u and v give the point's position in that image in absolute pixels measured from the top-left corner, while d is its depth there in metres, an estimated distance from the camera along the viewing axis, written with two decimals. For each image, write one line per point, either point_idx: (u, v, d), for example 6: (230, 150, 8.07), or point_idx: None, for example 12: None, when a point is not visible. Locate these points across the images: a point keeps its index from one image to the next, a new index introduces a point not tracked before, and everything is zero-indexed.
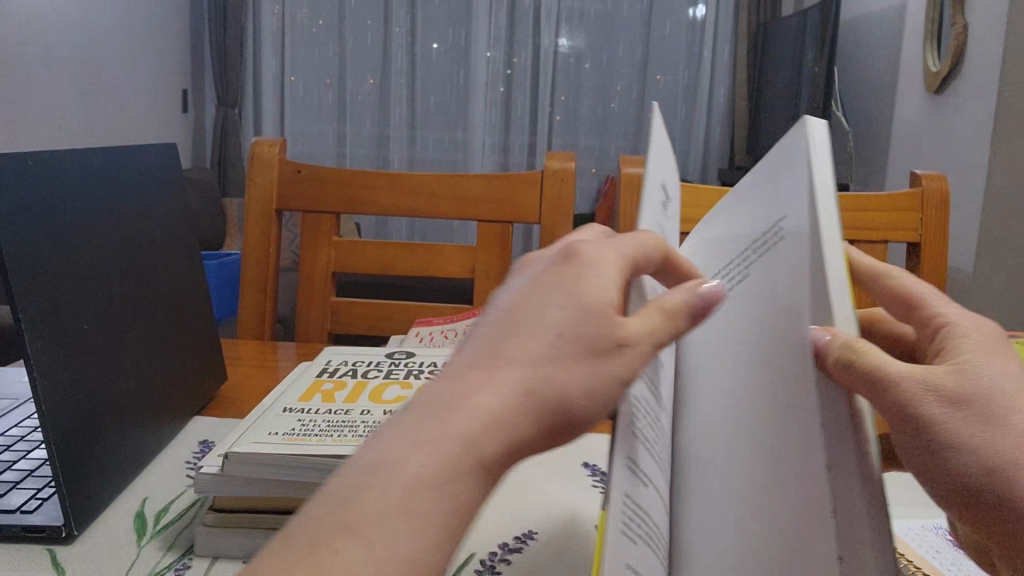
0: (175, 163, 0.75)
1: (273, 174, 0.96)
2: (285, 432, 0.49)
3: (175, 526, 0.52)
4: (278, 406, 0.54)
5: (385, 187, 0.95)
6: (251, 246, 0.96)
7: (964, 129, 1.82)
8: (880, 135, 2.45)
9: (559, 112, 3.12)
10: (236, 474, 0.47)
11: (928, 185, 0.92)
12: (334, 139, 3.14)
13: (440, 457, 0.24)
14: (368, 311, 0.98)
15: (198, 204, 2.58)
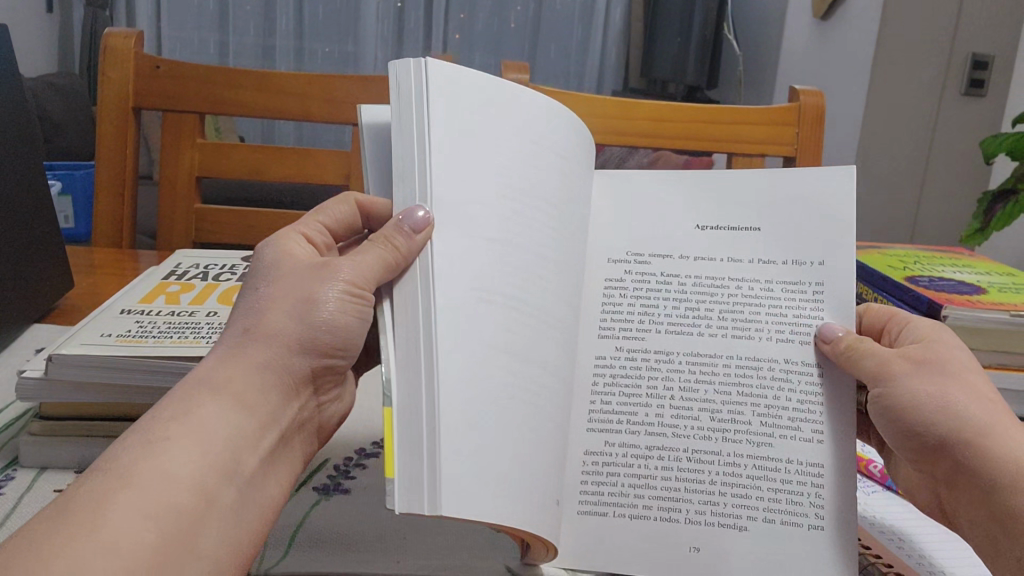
0: (6, 54, 0.67)
1: (129, 69, 0.88)
2: (118, 333, 0.46)
3: (2, 436, 0.48)
4: (116, 308, 0.51)
5: (252, 87, 0.90)
6: (107, 147, 0.89)
7: (848, 51, 1.85)
8: (770, 59, 2.47)
9: (455, 30, 3.03)
10: (61, 378, 0.43)
11: (805, 100, 0.93)
12: (216, 48, 2.97)
13: (196, 422, 0.34)
14: (236, 218, 0.93)
15: (66, 112, 2.42)
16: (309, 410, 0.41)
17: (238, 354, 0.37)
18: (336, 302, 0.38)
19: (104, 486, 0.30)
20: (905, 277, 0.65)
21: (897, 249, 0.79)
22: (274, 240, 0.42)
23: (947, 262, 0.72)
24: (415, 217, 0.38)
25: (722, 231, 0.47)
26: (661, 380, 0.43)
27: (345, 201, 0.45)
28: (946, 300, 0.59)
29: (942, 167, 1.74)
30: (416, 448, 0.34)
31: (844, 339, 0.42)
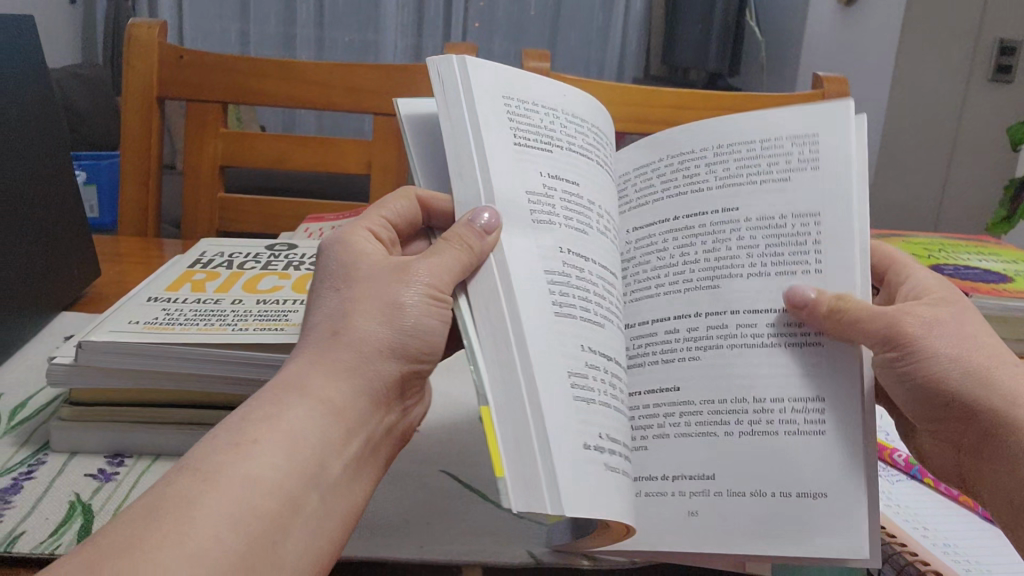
0: (35, 44, 0.68)
1: (153, 59, 0.89)
2: (146, 321, 0.47)
3: (33, 421, 0.49)
4: (143, 295, 0.52)
5: (275, 77, 0.90)
6: (131, 137, 0.90)
7: (872, 38, 1.83)
8: (792, 46, 2.45)
9: (474, 19, 3.02)
10: (89, 364, 0.44)
11: (829, 87, 0.93)
12: (237, 38, 2.98)
13: (286, 429, 0.32)
14: (259, 207, 0.94)
15: (90, 102, 2.44)
16: (397, 415, 0.39)
17: (330, 355, 0.35)
18: (420, 305, 0.37)
19: (190, 483, 0.29)
20: (930, 265, 0.64)
21: (922, 236, 0.78)
22: (339, 237, 0.41)
23: (972, 250, 0.72)
24: (484, 217, 0.39)
25: (724, 184, 0.45)
26: (667, 347, 0.43)
27: (405, 197, 0.44)
28: (972, 288, 0.58)
29: (966, 154, 1.72)
30: (523, 449, 0.34)
31: (822, 300, 0.40)
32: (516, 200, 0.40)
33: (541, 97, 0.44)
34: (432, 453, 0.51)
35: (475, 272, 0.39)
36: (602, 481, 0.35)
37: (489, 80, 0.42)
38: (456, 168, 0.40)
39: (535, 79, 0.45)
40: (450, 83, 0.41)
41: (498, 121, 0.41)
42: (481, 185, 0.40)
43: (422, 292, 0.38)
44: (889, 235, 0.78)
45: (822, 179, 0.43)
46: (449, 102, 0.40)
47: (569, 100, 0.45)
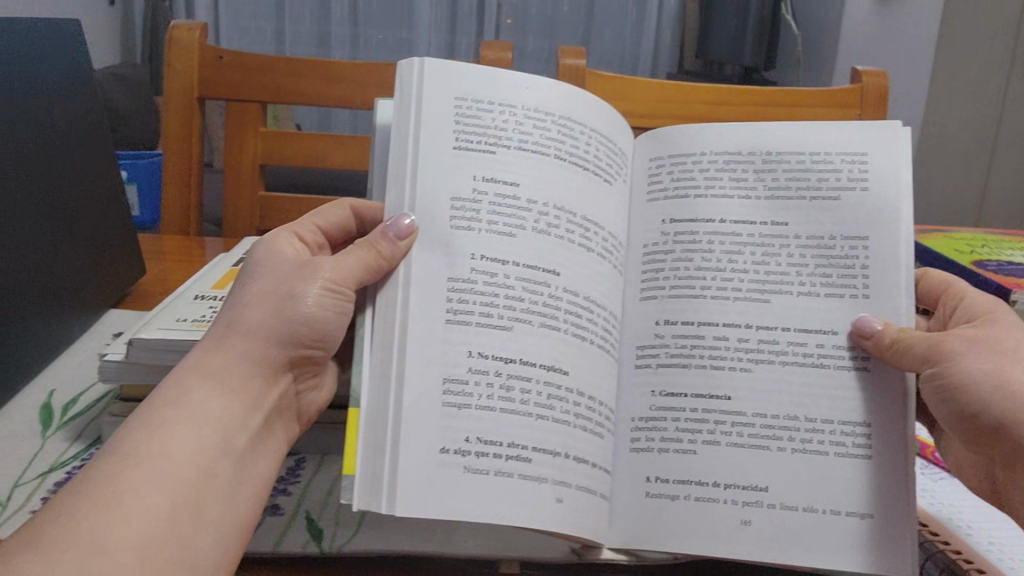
0: (82, 47, 0.70)
1: (193, 60, 0.91)
2: (194, 318, 0.48)
3: (85, 417, 0.50)
4: (190, 294, 0.53)
5: (313, 76, 0.91)
6: (173, 139, 0.92)
7: (913, 30, 1.80)
8: (830, 39, 2.42)
9: (507, 15, 3.01)
10: (140, 360, 0.45)
11: (869, 81, 0.92)
12: (273, 37, 3.01)
13: (193, 415, 0.36)
14: (298, 206, 0.95)
15: (130, 102, 2.48)
16: (294, 395, 0.43)
17: (220, 348, 0.39)
18: (318, 300, 0.41)
19: (115, 465, 0.32)
20: (973, 262, 0.63)
21: (964, 232, 0.77)
22: (266, 239, 0.44)
23: (1015, 246, 0.70)
24: (400, 225, 0.42)
25: (793, 195, 0.46)
26: (712, 350, 0.44)
27: (338, 207, 0.48)
28: (1017, 285, 0.57)
29: None
30: (376, 448, 0.39)
31: (887, 333, 0.42)
32: (434, 207, 0.43)
33: (498, 93, 0.45)
34: None
35: (385, 277, 0.43)
36: (457, 485, 0.39)
37: (442, 84, 0.44)
38: (390, 175, 0.44)
39: (509, 78, 0.45)
40: (409, 91, 0.44)
41: (434, 128, 0.43)
42: (406, 193, 0.43)
43: (320, 287, 0.41)
44: (929, 231, 0.77)
45: (865, 199, 0.45)
46: (401, 113, 0.44)
47: (531, 92, 0.46)
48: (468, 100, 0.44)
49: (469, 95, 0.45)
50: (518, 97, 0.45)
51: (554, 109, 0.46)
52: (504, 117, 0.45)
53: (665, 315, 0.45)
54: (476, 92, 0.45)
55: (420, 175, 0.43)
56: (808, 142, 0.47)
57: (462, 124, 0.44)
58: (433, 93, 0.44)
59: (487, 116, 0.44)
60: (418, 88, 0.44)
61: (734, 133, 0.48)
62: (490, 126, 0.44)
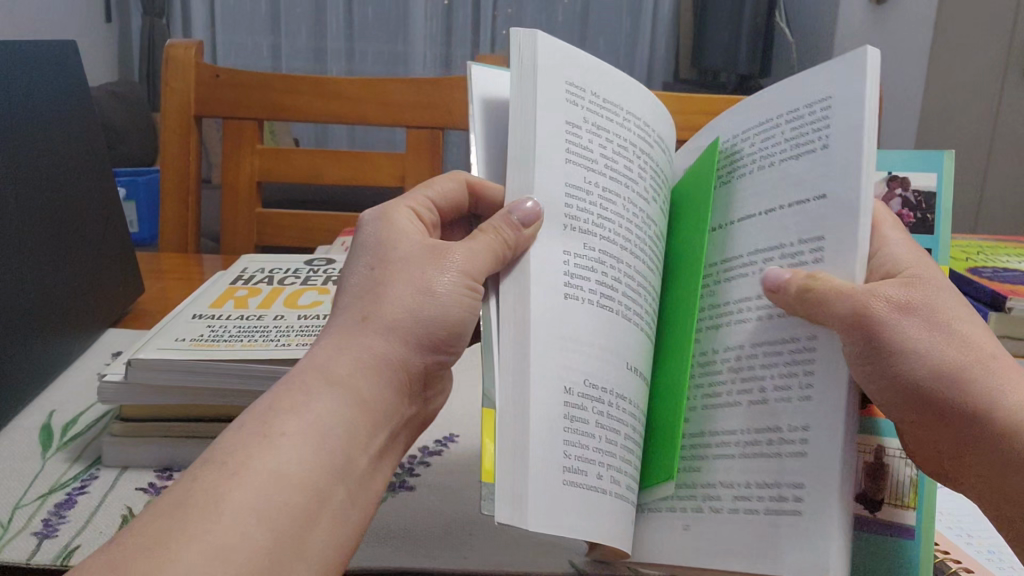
0: (77, 66, 0.70)
1: (190, 80, 0.91)
2: (192, 338, 0.48)
3: (85, 436, 0.50)
4: (189, 312, 0.54)
5: (309, 93, 0.92)
6: (171, 158, 0.92)
7: (905, 38, 1.81)
8: (823, 47, 2.43)
9: (502, 26, 3.02)
10: (139, 380, 0.46)
11: None
12: (269, 52, 3.02)
13: (315, 423, 0.33)
14: (295, 221, 0.95)
15: (127, 119, 2.48)
16: (416, 408, 0.40)
17: (355, 343, 0.36)
18: (451, 293, 0.38)
19: (218, 478, 0.30)
20: (968, 269, 0.64)
21: (960, 239, 0.77)
22: (380, 210, 0.42)
23: (1010, 252, 0.71)
24: (525, 209, 0.38)
25: (779, 158, 0.40)
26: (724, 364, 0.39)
27: (455, 178, 0.45)
28: (1013, 291, 0.57)
29: None
30: (518, 450, 0.34)
31: (794, 280, 0.36)
32: (551, 193, 0.39)
33: (608, 88, 0.42)
34: (468, 464, 0.52)
35: (509, 267, 0.39)
36: (568, 498, 0.35)
37: (564, 67, 0.40)
38: (518, 155, 0.39)
39: (614, 75, 0.43)
40: (529, 66, 0.39)
41: (552, 105, 0.39)
42: (525, 172, 0.39)
43: (457, 279, 0.38)
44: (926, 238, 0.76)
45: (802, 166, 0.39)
46: (531, 79, 0.39)
47: (636, 103, 0.44)
48: (578, 86, 0.41)
49: (579, 79, 0.41)
50: (621, 97, 0.43)
51: (649, 121, 0.45)
52: (610, 112, 0.42)
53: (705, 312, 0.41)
54: (588, 80, 0.41)
55: (537, 145, 0.38)
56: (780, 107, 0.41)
57: (573, 110, 0.40)
58: (554, 69, 0.39)
59: (592, 104, 0.41)
60: (535, 55, 0.39)
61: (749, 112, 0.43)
62: (596, 120, 0.41)
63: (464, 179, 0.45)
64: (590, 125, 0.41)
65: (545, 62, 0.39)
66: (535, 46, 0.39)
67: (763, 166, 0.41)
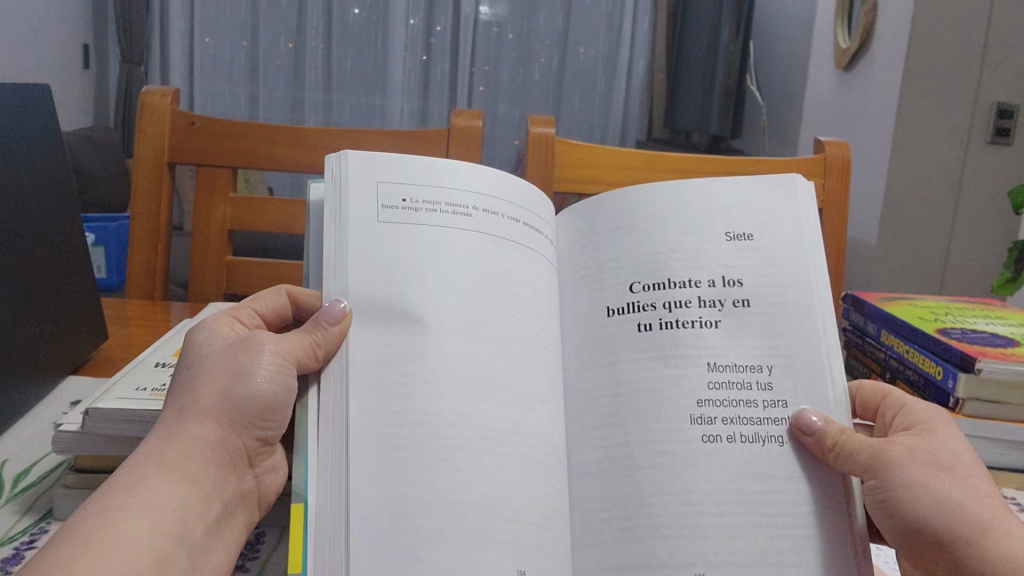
0: (51, 108, 0.69)
1: (164, 126, 0.91)
2: (153, 387, 0.47)
3: (37, 488, 0.49)
4: (152, 361, 0.53)
5: (285, 142, 0.92)
6: (141, 204, 0.91)
7: (871, 104, 1.87)
8: (792, 112, 2.50)
9: (480, 82, 3.08)
10: (95, 431, 0.44)
11: (832, 151, 0.94)
12: (246, 102, 3.02)
13: (155, 502, 0.35)
14: (267, 270, 0.94)
15: (100, 166, 2.47)
16: (252, 483, 0.43)
17: (181, 430, 0.38)
18: (272, 376, 0.41)
19: (69, 555, 0.31)
20: (938, 330, 0.64)
21: (927, 300, 0.77)
22: (203, 322, 0.44)
23: (977, 314, 0.71)
24: (332, 311, 0.41)
25: (741, 240, 0.47)
26: (746, 410, 0.42)
27: (277, 293, 0.48)
28: (981, 353, 0.57)
29: (968, 220, 1.74)
30: (335, 532, 0.37)
31: (829, 432, 0.40)
32: (368, 292, 0.43)
33: (429, 182, 0.47)
34: None
35: (325, 360, 0.42)
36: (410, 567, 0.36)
37: (370, 170, 0.46)
38: (329, 261, 0.43)
39: (435, 170, 0.47)
40: (339, 179, 0.45)
41: (363, 213, 0.44)
42: (341, 276, 0.43)
43: (277, 360, 0.41)
44: (892, 298, 0.77)
45: (772, 259, 0.46)
46: (335, 195, 0.44)
47: (472, 181, 0.48)
48: (396, 193, 0.46)
49: (395, 184, 0.46)
50: (451, 184, 0.47)
51: (495, 186, 0.48)
52: (437, 203, 0.46)
53: (712, 378, 0.43)
54: (411, 183, 0.46)
55: (348, 249, 0.43)
56: (729, 200, 0.48)
57: (391, 214, 0.45)
58: (359, 182, 0.45)
59: (416, 202, 0.46)
60: (340, 178, 0.45)
61: (696, 197, 0.48)
62: (426, 214, 0.46)
63: (282, 295, 0.48)
64: (418, 216, 0.45)
65: (354, 178, 0.45)
66: (344, 170, 0.45)
67: (734, 249, 0.46)
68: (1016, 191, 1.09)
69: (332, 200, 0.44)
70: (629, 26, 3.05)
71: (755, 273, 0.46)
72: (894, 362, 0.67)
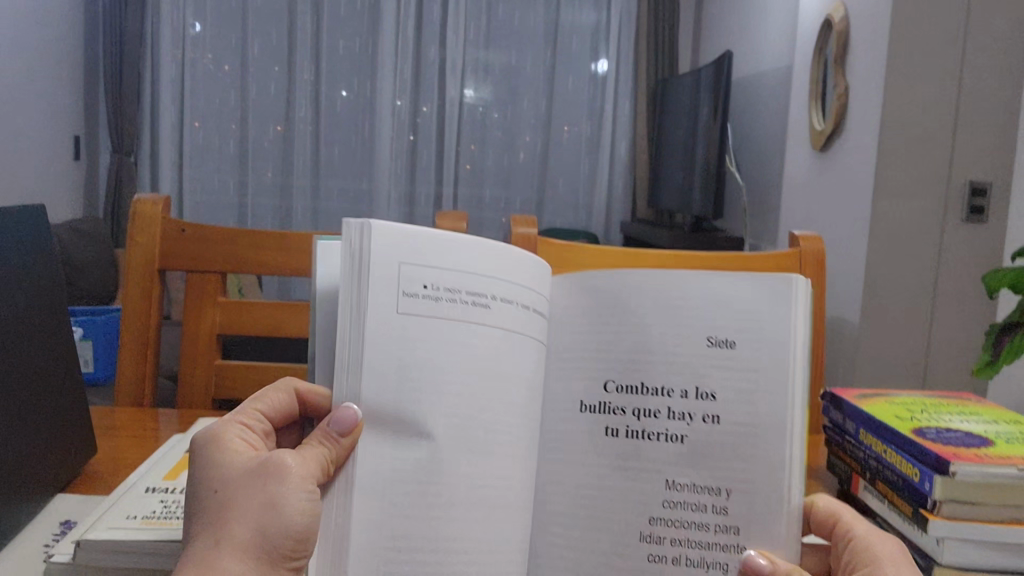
0: (45, 223, 0.72)
1: (156, 233, 0.93)
2: (143, 515, 0.48)
3: None
4: (142, 485, 0.53)
5: (274, 248, 0.96)
6: (131, 310, 0.92)
7: (846, 184, 1.93)
8: (771, 191, 2.56)
9: (465, 162, 3.14)
10: (85, 562, 0.45)
11: (806, 246, 0.97)
12: (235, 189, 3.05)
13: None
14: (256, 373, 0.95)
15: (88, 255, 2.48)
16: None
17: (217, 566, 0.37)
18: (300, 495, 0.40)
19: None
20: (913, 429, 0.65)
21: (904, 395, 0.79)
22: (212, 435, 0.43)
23: (953, 411, 0.72)
24: (342, 420, 0.41)
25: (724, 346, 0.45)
26: (694, 531, 0.45)
27: (280, 391, 0.47)
28: (956, 454, 0.58)
29: (947, 298, 1.77)
30: None
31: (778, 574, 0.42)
32: (386, 395, 0.42)
33: (452, 263, 0.43)
34: None
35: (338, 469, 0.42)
36: None
37: (390, 251, 0.42)
38: (344, 363, 0.42)
39: (455, 245, 0.44)
40: (359, 257, 0.42)
41: (381, 307, 0.42)
42: (356, 380, 0.42)
43: (302, 479, 0.40)
44: (870, 395, 0.78)
45: (749, 373, 0.44)
46: (355, 285, 0.41)
47: (492, 262, 0.45)
48: (416, 275, 0.43)
49: (414, 268, 0.43)
50: (474, 261, 0.44)
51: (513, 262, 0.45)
52: (454, 286, 0.43)
53: (671, 498, 0.45)
54: (431, 264, 0.43)
55: (368, 355, 0.42)
56: (726, 297, 0.45)
57: (411, 303, 0.42)
58: (378, 269, 0.42)
59: (435, 285, 0.43)
60: (356, 262, 0.42)
61: (685, 289, 0.46)
62: (444, 301, 0.43)
63: (287, 387, 0.47)
64: (439, 308, 0.43)
65: (373, 263, 0.42)
66: (359, 249, 0.42)
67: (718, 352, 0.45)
68: (990, 275, 1.12)
69: (348, 288, 0.42)
70: (610, 107, 3.15)
71: (728, 382, 0.45)
72: (874, 461, 0.68)
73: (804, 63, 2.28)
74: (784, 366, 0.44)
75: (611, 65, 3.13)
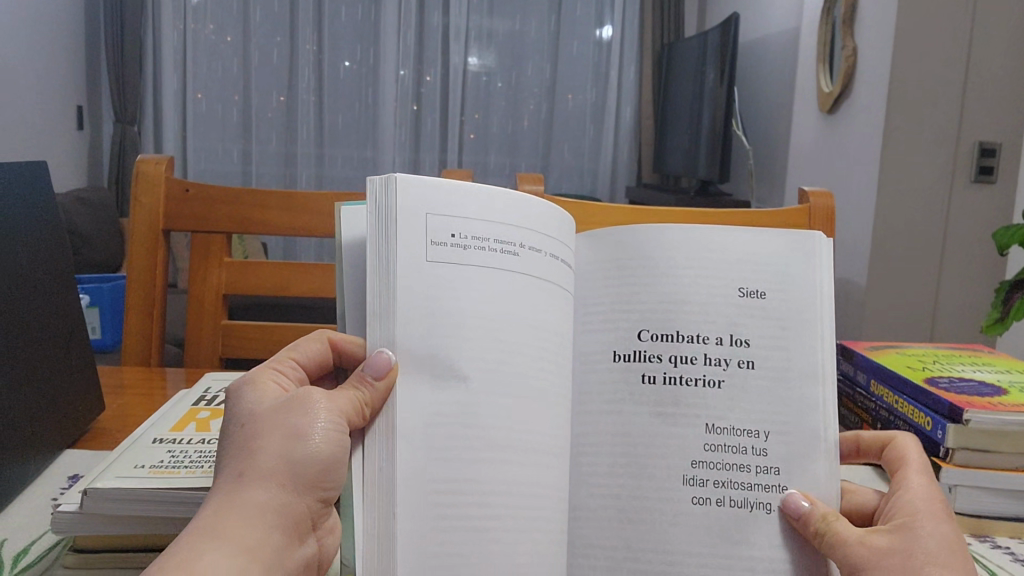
0: (48, 182, 0.71)
1: (159, 193, 0.92)
2: (151, 465, 0.48)
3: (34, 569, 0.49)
4: (148, 437, 0.53)
5: (278, 207, 0.95)
6: (135, 272, 0.92)
7: (855, 146, 1.91)
8: (777, 156, 2.55)
9: (470, 130, 3.12)
10: (94, 511, 0.44)
11: (815, 202, 0.95)
12: (239, 156, 3.03)
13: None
14: (263, 333, 0.95)
15: (92, 225, 2.47)
16: (315, 548, 0.40)
17: (236, 500, 0.36)
18: (326, 436, 0.38)
19: None
20: (925, 379, 0.64)
21: (914, 347, 0.78)
22: (246, 378, 0.42)
23: (965, 362, 0.72)
24: (375, 364, 0.39)
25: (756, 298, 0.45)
26: (737, 473, 0.43)
27: (318, 339, 0.45)
28: (969, 402, 0.57)
29: (956, 259, 1.75)
30: None
31: (813, 516, 0.41)
32: (416, 339, 0.40)
33: (478, 211, 0.42)
34: None
35: (372, 417, 0.40)
36: None
37: (419, 197, 0.41)
38: (373, 311, 0.40)
39: (482, 195, 0.43)
40: (385, 208, 0.40)
41: (410, 249, 0.40)
42: (387, 326, 0.40)
43: (332, 421, 0.39)
44: (880, 347, 0.77)
45: (780, 321, 0.45)
46: (384, 229, 0.40)
47: (520, 211, 0.43)
48: (444, 222, 0.41)
49: (442, 214, 0.41)
50: (501, 209, 0.43)
51: (537, 212, 0.44)
52: (481, 234, 0.42)
53: (714, 444, 0.43)
54: (459, 211, 0.42)
55: (397, 299, 0.40)
56: (745, 250, 0.46)
57: (439, 248, 0.41)
58: (407, 213, 0.40)
59: (462, 233, 0.42)
60: (385, 206, 0.40)
61: (720, 241, 0.46)
62: (470, 250, 0.42)
63: (327, 336, 0.45)
64: (464, 254, 0.41)
65: (402, 207, 0.40)
66: (389, 193, 0.40)
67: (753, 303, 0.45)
68: (1002, 231, 1.10)
69: (375, 234, 0.40)
70: (615, 73, 3.12)
71: (762, 330, 0.45)
72: (885, 412, 0.68)
73: (812, 24, 2.24)
74: (810, 323, 0.45)
75: (616, 29, 3.10)
